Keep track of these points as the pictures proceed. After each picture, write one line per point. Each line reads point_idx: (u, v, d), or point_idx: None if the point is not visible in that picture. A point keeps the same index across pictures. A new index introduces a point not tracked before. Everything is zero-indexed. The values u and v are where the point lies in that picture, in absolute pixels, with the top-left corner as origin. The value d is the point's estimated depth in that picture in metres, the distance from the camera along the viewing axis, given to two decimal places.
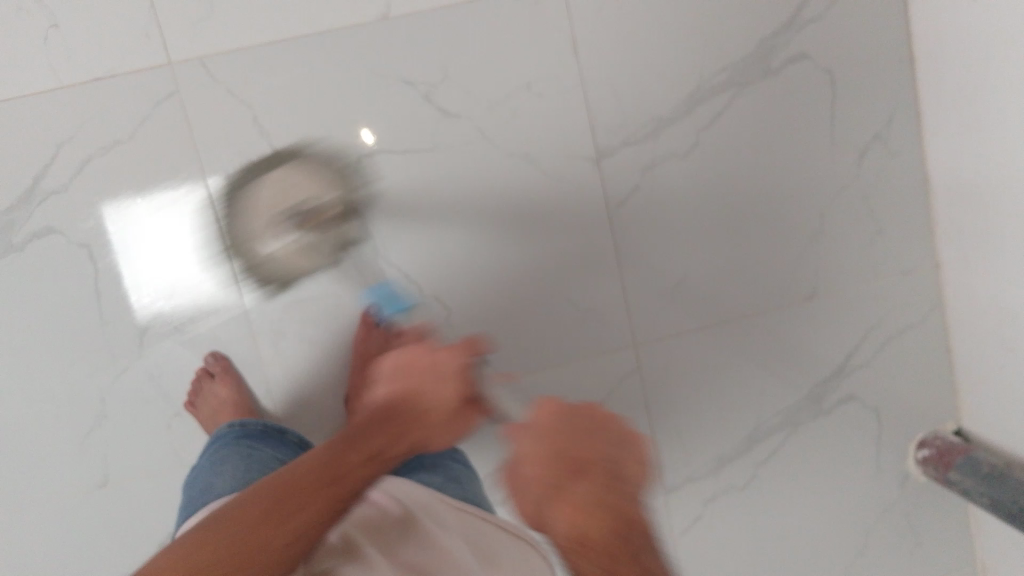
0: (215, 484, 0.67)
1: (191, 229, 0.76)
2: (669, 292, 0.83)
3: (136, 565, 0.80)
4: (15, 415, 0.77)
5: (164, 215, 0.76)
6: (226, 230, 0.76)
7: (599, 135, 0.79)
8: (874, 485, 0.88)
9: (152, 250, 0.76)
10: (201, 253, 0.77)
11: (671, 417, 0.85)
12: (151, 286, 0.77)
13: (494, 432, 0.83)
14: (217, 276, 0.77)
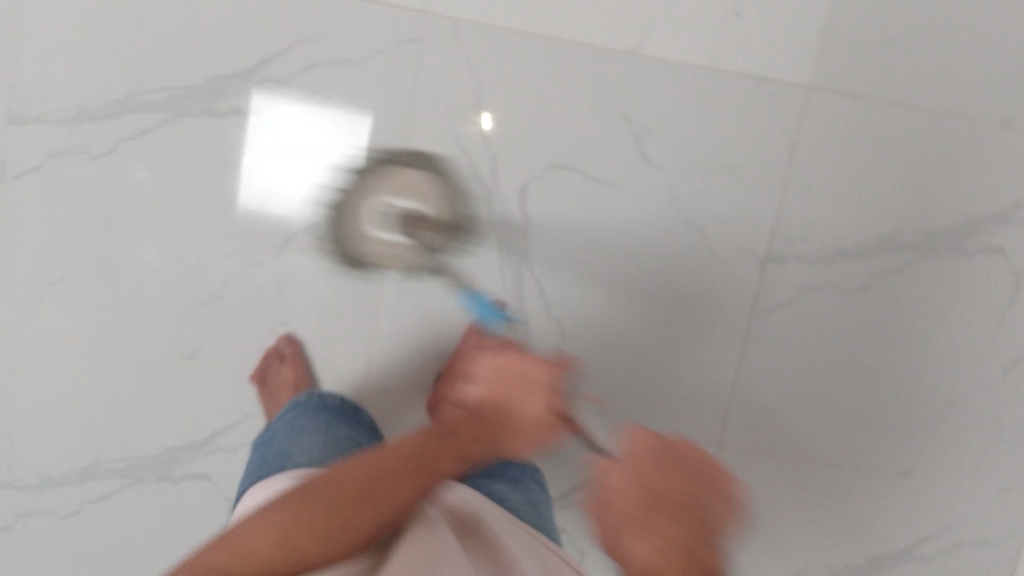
0: (293, 450, 0.69)
1: (324, 145, 0.78)
2: (771, 410, 0.83)
3: (187, 442, 0.82)
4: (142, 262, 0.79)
5: (306, 127, 0.78)
6: (356, 159, 0.78)
7: (776, 240, 0.80)
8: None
9: (284, 149, 0.78)
10: (324, 168, 0.79)
11: None
12: (264, 178, 0.79)
13: (558, 464, 0.85)
14: (328, 196, 0.79)
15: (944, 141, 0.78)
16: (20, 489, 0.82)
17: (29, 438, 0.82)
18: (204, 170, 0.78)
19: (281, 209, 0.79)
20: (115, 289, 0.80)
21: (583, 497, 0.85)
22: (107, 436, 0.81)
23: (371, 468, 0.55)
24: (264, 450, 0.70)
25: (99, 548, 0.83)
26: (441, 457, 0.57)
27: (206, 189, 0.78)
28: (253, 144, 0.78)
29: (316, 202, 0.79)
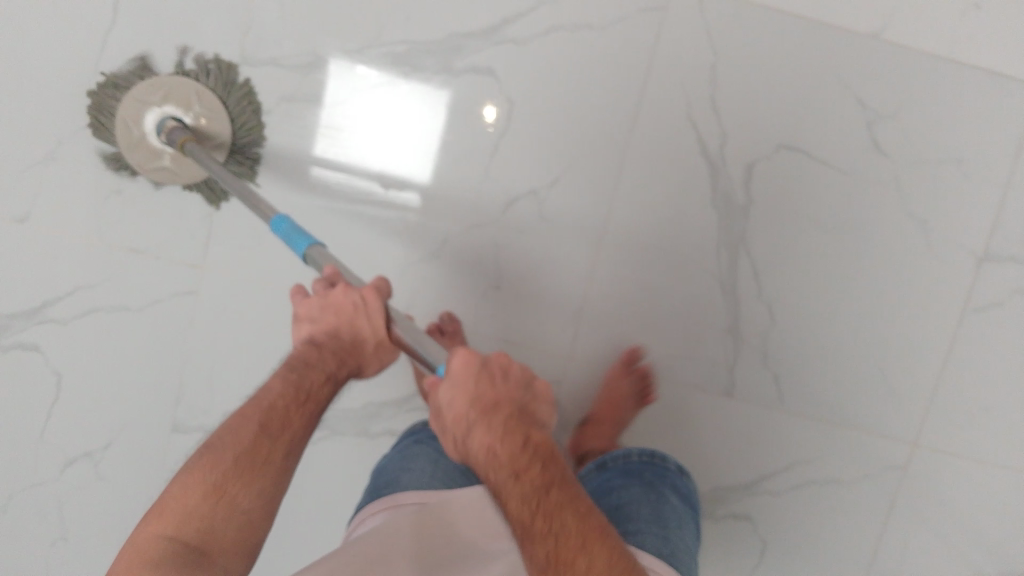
0: (402, 478, 0.67)
1: (405, 117, 0.77)
2: (968, 413, 0.82)
3: (388, 397, 0.81)
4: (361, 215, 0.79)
5: (386, 97, 0.77)
6: (435, 133, 0.77)
7: (995, 239, 0.79)
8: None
9: (366, 117, 0.77)
10: (404, 139, 0.77)
11: (907, 526, 0.85)
12: (343, 145, 0.78)
13: (750, 453, 0.83)
14: (409, 167, 0.78)
15: None
16: (214, 433, 0.81)
17: (228, 381, 0.81)
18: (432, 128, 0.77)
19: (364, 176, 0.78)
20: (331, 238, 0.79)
21: (772, 487, 0.84)
22: None
23: (302, 436, 0.58)
24: (377, 479, 0.69)
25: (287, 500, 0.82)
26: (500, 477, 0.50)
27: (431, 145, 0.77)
28: (332, 111, 0.77)
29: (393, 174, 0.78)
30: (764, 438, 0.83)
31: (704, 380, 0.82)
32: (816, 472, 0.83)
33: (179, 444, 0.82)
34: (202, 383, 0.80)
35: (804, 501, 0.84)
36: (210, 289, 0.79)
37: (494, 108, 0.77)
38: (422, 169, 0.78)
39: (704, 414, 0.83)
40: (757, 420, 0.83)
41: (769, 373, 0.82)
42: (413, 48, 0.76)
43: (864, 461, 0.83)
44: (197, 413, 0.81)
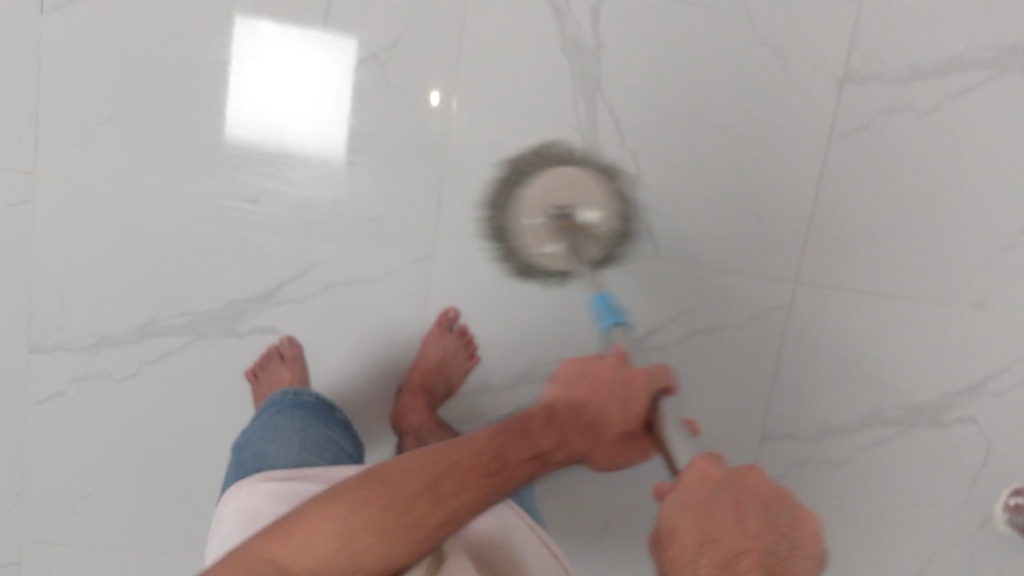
0: (269, 451, 0.67)
1: (316, 70, 0.74)
2: (846, 244, 0.81)
3: (252, 292, 0.78)
4: (258, 147, 0.75)
5: (295, 55, 0.74)
6: (348, 82, 0.75)
7: (852, 61, 0.78)
8: (969, 513, 0.87)
9: (272, 73, 0.74)
10: (305, 93, 0.75)
11: (799, 368, 0.84)
12: (253, 108, 0.75)
13: (633, 308, 0.82)
14: (325, 122, 0.75)
15: None
16: (72, 351, 0.77)
17: (80, 294, 0.77)
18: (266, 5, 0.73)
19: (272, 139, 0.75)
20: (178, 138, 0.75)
21: (658, 340, 0.83)
22: (166, 292, 0.77)
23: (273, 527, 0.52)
24: (240, 457, 0.69)
25: (163, 411, 0.79)
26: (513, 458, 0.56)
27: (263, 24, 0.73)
28: (239, 71, 0.74)
29: (312, 136, 0.76)
30: (644, 291, 0.82)
31: None
32: (701, 320, 0.83)
33: (37, 367, 0.78)
34: (52, 298, 0.76)
35: (692, 349, 0.84)
36: (48, 197, 0.75)
37: (435, 93, 0.76)
38: (337, 126, 0.76)
39: (582, 274, 0.81)
40: (635, 273, 0.81)
41: (641, 225, 0.80)
42: None
43: (747, 305, 0.83)
44: (51, 332, 0.77)
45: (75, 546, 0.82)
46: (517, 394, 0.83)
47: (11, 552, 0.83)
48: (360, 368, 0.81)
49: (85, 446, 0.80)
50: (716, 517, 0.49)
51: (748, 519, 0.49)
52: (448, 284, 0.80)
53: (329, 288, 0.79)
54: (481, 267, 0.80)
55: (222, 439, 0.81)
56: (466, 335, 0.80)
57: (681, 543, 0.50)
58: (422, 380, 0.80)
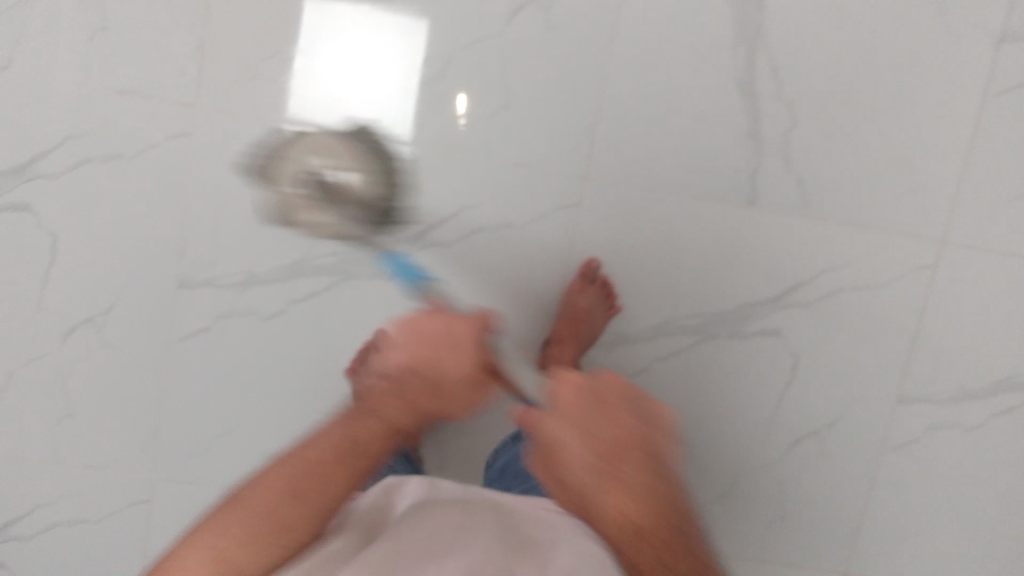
0: None
1: (382, 62, 0.75)
2: (994, 205, 0.81)
3: (405, 233, 0.78)
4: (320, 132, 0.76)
5: (362, 40, 0.75)
6: (416, 60, 0.76)
7: (1013, 18, 0.78)
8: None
9: (344, 60, 0.75)
10: (374, 77, 0.76)
11: (940, 330, 0.83)
12: (323, 94, 0.75)
13: (777, 261, 0.81)
14: (389, 103, 0.76)
15: None
16: (218, 288, 0.77)
17: (231, 232, 0.76)
18: None
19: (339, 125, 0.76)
20: (338, 77, 0.75)
21: (801, 296, 0.82)
22: (316, 232, 0.77)
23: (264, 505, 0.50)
24: None
25: (303, 351, 0.79)
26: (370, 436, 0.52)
27: None
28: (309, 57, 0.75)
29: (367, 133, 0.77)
30: (789, 246, 0.81)
31: (724, 190, 0.79)
32: (845, 277, 0.82)
33: (183, 304, 0.77)
34: (204, 234, 0.76)
35: (835, 305, 0.82)
36: (210, 133, 0.75)
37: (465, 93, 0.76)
38: (398, 120, 0.77)
39: (728, 225, 0.80)
40: (781, 226, 0.80)
41: (791, 179, 0.79)
42: None
43: (891, 264, 0.82)
44: (200, 269, 0.77)
45: (204, 488, 0.82)
46: (655, 348, 0.82)
47: (138, 492, 0.82)
48: (501, 315, 0.81)
49: (222, 385, 0.79)
50: (602, 427, 0.48)
51: (636, 471, 0.48)
52: (593, 234, 0.80)
53: (476, 233, 0.79)
54: (628, 218, 0.80)
55: None
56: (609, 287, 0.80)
57: (619, 517, 0.49)
58: (568, 333, 0.79)
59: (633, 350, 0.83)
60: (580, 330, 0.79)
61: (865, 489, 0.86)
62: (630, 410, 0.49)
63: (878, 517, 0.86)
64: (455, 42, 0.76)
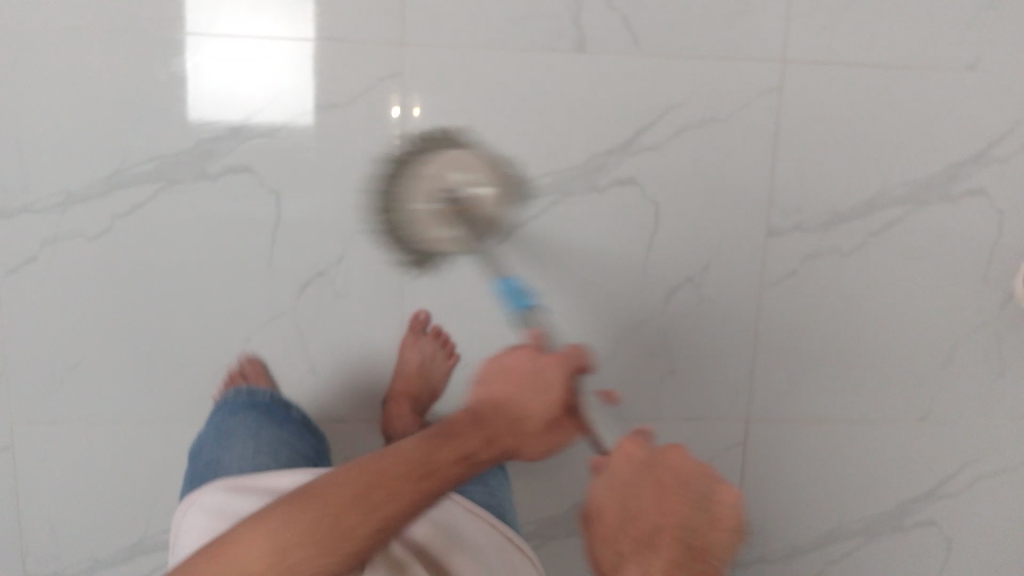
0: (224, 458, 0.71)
1: (268, 58, 0.73)
2: (829, 16, 0.80)
3: (220, 129, 0.74)
4: (221, 130, 0.74)
5: (246, 23, 0.73)
6: (307, 41, 0.74)
7: None
8: (979, 291, 0.88)
9: (225, 44, 0.73)
10: (262, 62, 0.73)
11: (797, 155, 0.82)
12: (211, 86, 0.73)
13: (620, 108, 0.79)
14: (284, 89, 0.74)
15: None
16: (39, 212, 0.74)
17: (39, 152, 0.73)
18: None
19: (236, 118, 0.74)
20: None
21: (650, 139, 0.80)
22: (130, 139, 0.74)
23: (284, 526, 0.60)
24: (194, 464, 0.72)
25: (144, 269, 0.76)
26: (442, 461, 0.53)
27: None
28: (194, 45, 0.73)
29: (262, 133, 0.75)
30: (630, 89, 0.78)
31: (551, 37, 0.76)
32: (691, 113, 0.80)
33: (6, 233, 0.74)
34: (11, 158, 0.73)
35: (687, 145, 0.80)
36: None
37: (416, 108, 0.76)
38: (293, 113, 0.75)
39: (562, 76, 0.77)
40: (617, 69, 0.78)
41: (617, 19, 0.77)
42: None
43: (736, 91, 0.80)
44: (15, 194, 0.73)
45: (68, 425, 0.79)
46: None
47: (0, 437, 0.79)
48: (339, 202, 0.77)
49: (66, 315, 0.77)
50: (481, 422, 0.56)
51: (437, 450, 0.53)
52: (423, 103, 0.76)
53: (299, 117, 0.75)
54: (456, 81, 0.76)
55: (207, 294, 0.77)
56: (443, 335, 0.80)
57: (609, 522, 0.54)
58: (406, 388, 0.80)
59: None
60: (428, 386, 0.80)
61: (748, 328, 0.85)
62: (546, 374, 0.58)
63: (767, 354, 0.86)
64: None
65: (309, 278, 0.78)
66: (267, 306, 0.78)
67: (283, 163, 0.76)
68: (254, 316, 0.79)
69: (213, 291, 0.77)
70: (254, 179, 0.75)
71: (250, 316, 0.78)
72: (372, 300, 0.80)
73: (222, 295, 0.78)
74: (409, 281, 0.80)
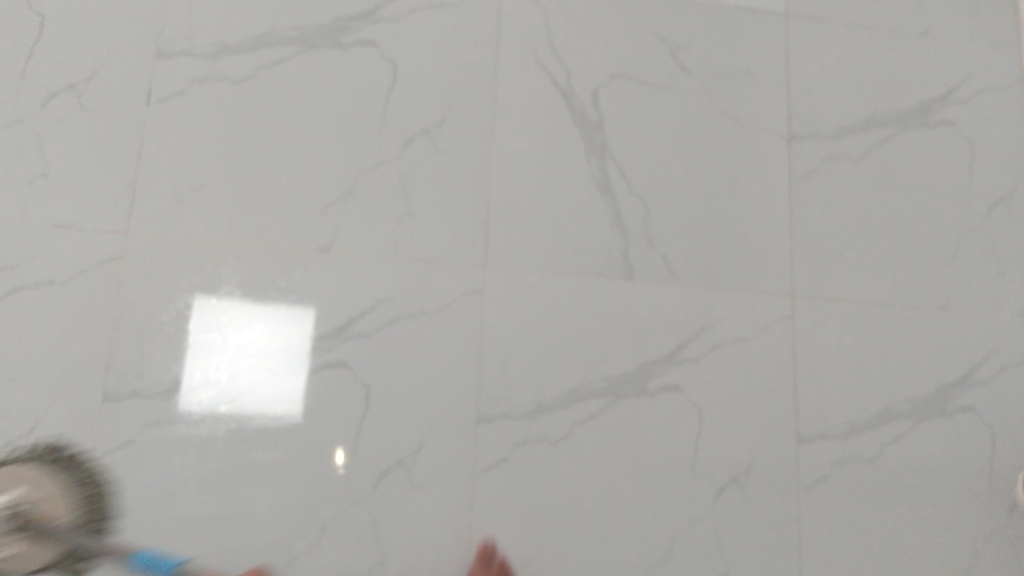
0: None
1: (287, 329, 0.83)
2: (825, 263, 0.98)
3: (326, 329, 0.84)
4: (221, 417, 0.81)
5: (250, 327, 0.83)
6: (303, 347, 0.83)
7: (794, 123, 1.01)
8: (988, 503, 0.97)
9: (224, 346, 0.82)
10: (259, 365, 0.82)
11: (816, 373, 0.95)
12: (209, 384, 0.81)
13: (664, 327, 0.92)
14: (279, 390, 0.82)
15: (892, 49, 1.06)
16: (146, 397, 0.80)
17: (160, 342, 0.81)
18: (332, 98, 0.89)
19: (228, 414, 0.81)
20: (257, 202, 0.85)
21: (690, 354, 0.92)
22: (245, 333, 0.83)
23: None
24: None
25: (234, 455, 0.80)
26: None
27: (328, 112, 0.89)
28: (196, 345, 0.82)
29: (282, 396, 0.82)
30: (672, 311, 0.93)
31: (606, 267, 0.92)
32: (723, 333, 0.94)
33: (112, 416, 0.79)
34: (133, 346, 0.81)
35: (721, 360, 0.93)
36: (138, 251, 0.82)
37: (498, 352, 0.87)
38: (289, 383, 0.82)
39: (616, 298, 0.92)
40: (659, 295, 0.93)
41: (658, 255, 0.94)
42: (296, 32, 0.90)
43: (757, 317, 0.95)
44: (126, 381, 0.80)
45: None
46: (572, 413, 0.88)
47: None
48: (422, 397, 0.85)
49: (149, 500, 0.78)
50: None
51: None
52: (500, 314, 0.88)
53: (393, 322, 0.85)
54: (528, 296, 0.89)
55: (291, 480, 0.80)
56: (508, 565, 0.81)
57: None
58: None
59: (553, 419, 0.87)
60: None
61: (790, 532, 0.91)
62: None
63: (811, 560, 0.91)
64: (360, 169, 0.88)
65: (388, 468, 0.82)
66: (346, 494, 0.81)
67: (376, 364, 0.84)
68: (332, 506, 0.81)
69: (296, 478, 0.81)
70: (354, 375, 0.84)
71: (329, 507, 0.81)
72: (449, 492, 0.83)
73: (305, 483, 0.81)
74: (480, 473, 0.84)
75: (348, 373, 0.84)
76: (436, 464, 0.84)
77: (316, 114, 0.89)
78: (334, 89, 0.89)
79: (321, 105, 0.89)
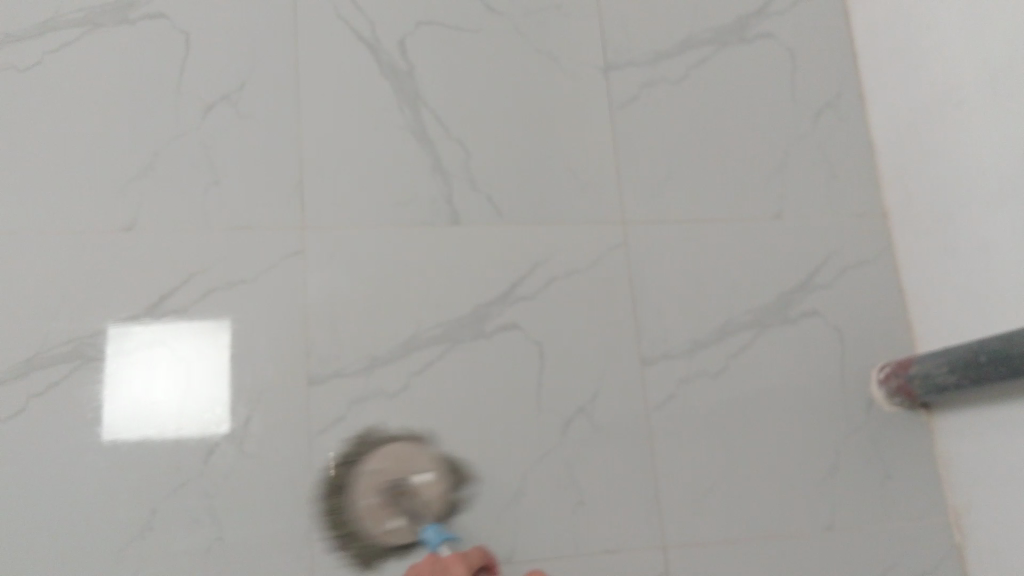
0: None
1: (95, 317, 0.81)
2: (655, 186, 0.99)
3: (138, 309, 0.82)
4: (29, 415, 0.78)
5: (50, 323, 0.80)
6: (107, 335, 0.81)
7: (610, 53, 1.01)
8: (842, 399, 0.99)
9: (21, 346, 0.79)
10: (62, 361, 0.80)
11: (655, 296, 0.96)
12: (11, 386, 0.78)
13: (496, 267, 0.92)
14: (86, 382, 0.80)
15: None
16: None
17: None
18: (125, 74, 0.87)
19: (34, 414, 0.78)
20: (54, 188, 0.83)
21: (524, 291, 0.92)
22: (51, 323, 0.80)
23: None
24: None
25: (53, 446, 0.78)
26: None
27: (121, 89, 0.87)
28: None
29: (97, 383, 0.80)
30: (502, 252, 0.93)
31: (430, 215, 0.92)
32: (557, 267, 0.94)
33: None
34: None
35: (557, 293, 0.93)
36: None
37: (324, 310, 0.86)
38: (97, 374, 0.80)
39: (443, 244, 0.91)
40: (488, 237, 0.93)
41: (483, 197, 0.94)
42: (80, 13, 0.88)
43: (590, 247, 0.95)
44: None
45: None
46: (408, 363, 0.87)
47: None
48: (249, 364, 0.83)
49: None
50: None
51: None
52: (321, 272, 0.87)
53: (211, 294, 0.84)
54: (351, 252, 0.88)
55: (117, 467, 0.79)
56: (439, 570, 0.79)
57: None
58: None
59: (387, 371, 0.87)
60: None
61: (644, 453, 0.91)
62: None
63: (666, 476, 0.92)
64: (160, 144, 0.86)
65: (219, 442, 0.81)
66: (177, 473, 0.80)
67: (190, 336, 0.83)
68: (162, 487, 0.79)
69: (123, 462, 0.79)
70: (168, 349, 0.82)
71: (160, 487, 0.79)
72: (285, 456, 0.82)
73: (131, 467, 0.79)
74: (317, 434, 0.83)
75: (165, 351, 0.82)
76: (270, 431, 0.82)
77: (109, 93, 0.86)
78: (126, 66, 0.87)
79: (113, 82, 0.87)
